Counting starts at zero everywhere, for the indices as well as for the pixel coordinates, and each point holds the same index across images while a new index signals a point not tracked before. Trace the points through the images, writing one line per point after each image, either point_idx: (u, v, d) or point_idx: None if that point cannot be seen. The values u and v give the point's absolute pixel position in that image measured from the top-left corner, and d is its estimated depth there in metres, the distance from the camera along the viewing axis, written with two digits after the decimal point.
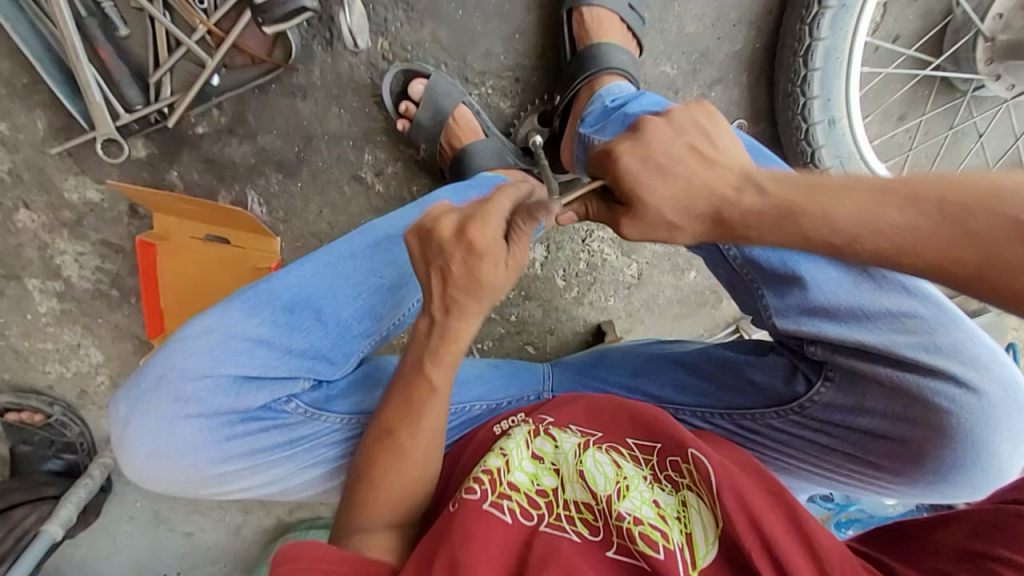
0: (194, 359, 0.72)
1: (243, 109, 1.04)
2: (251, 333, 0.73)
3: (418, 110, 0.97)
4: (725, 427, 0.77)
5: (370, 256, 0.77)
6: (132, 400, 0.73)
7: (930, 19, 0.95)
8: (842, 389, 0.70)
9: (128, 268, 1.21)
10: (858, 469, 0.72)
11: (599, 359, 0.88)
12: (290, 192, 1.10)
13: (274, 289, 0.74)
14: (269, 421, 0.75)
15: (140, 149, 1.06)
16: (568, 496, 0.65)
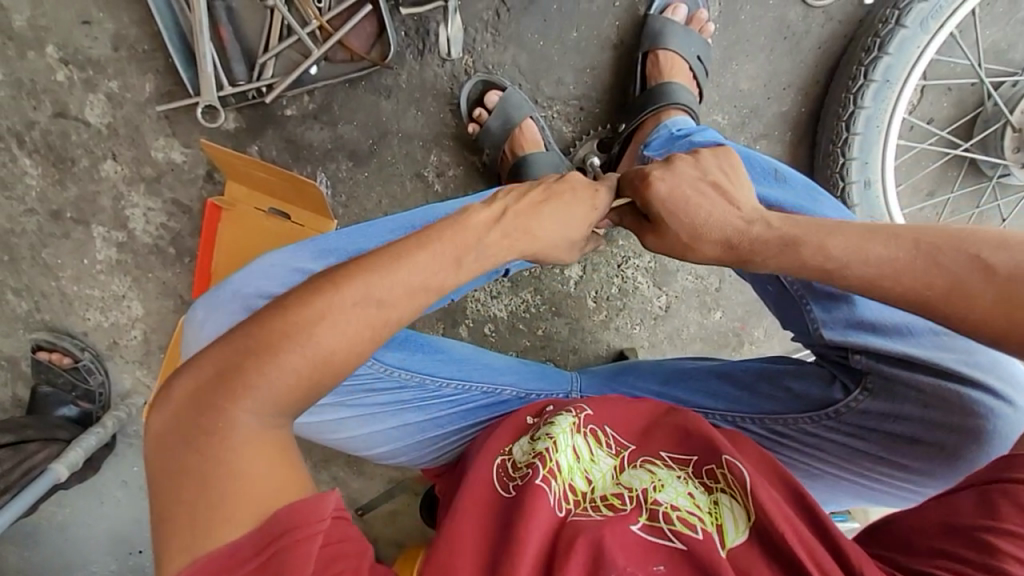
0: (271, 281, 0.78)
1: (331, 99, 1.14)
2: (321, 271, 0.79)
3: (490, 118, 1.07)
4: (756, 431, 0.82)
5: (434, 229, 0.84)
6: (208, 306, 0.79)
7: (961, 108, 1.04)
8: (881, 398, 0.75)
9: (190, 229, 1.28)
10: (888, 471, 0.78)
11: (626, 370, 0.94)
12: (356, 179, 1.19)
13: (346, 240, 0.81)
14: None
15: (230, 122, 1.16)
16: (601, 490, 0.71)
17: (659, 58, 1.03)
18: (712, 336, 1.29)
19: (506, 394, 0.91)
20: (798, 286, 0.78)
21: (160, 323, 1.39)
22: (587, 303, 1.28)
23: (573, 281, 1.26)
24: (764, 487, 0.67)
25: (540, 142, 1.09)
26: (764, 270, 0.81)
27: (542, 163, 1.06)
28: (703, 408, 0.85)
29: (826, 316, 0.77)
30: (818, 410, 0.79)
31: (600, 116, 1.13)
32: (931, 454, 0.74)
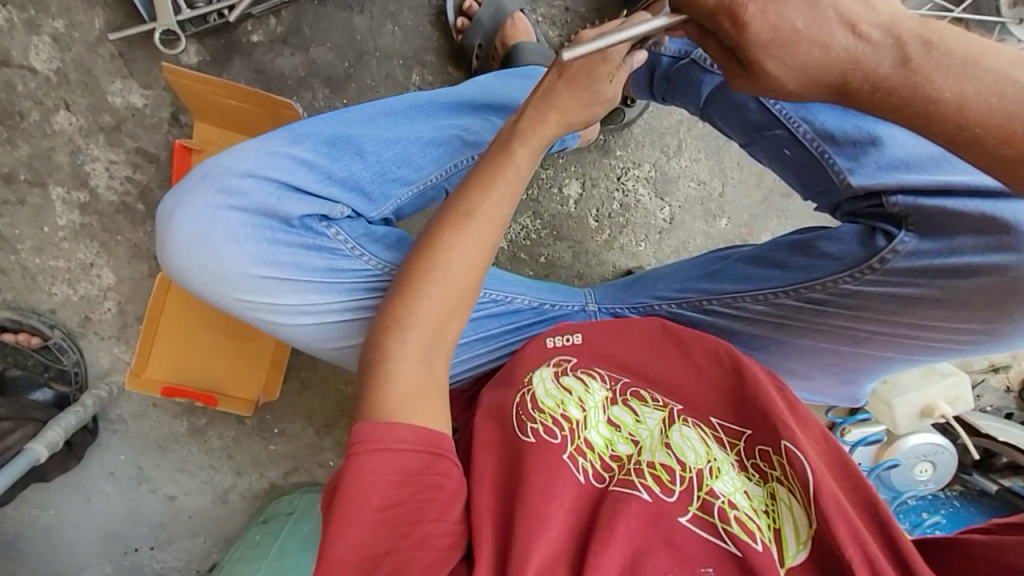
0: (243, 160, 0.72)
1: (300, 20, 1.07)
2: (296, 151, 0.73)
3: (479, 9, 1.02)
4: (789, 304, 0.78)
5: (415, 112, 0.79)
6: (179, 191, 0.74)
7: None
8: (927, 237, 0.70)
9: (158, 181, 1.19)
10: (940, 318, 0.71)
11: (642, 278, 0.91)
12: (334, 108, 1.12)
13: (322, 122, 0.75)
14: (306, 239, 0.73)
15: (192, 54, 1.08)
16: (647, 458, 0.68)
17: None
18: (719, 246, 1.25)
19: (518, 304, 0.87)
20: (819, 140, 0.76)
21: (136, 291, 1.29)
22: (589, 223, 1.23)
23: (572, 200, 1.21)
24: (830, 486, 0.62)
25: (531, 34, 1.02)
26: (782, 133, 0.79)
27: (532, 52, 0.98)
28: (727, 292, 0.81)
29: (853, 163, 0.75)
30: (860, 264, 0.73)
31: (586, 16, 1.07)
32: (991, 288, 0.67)
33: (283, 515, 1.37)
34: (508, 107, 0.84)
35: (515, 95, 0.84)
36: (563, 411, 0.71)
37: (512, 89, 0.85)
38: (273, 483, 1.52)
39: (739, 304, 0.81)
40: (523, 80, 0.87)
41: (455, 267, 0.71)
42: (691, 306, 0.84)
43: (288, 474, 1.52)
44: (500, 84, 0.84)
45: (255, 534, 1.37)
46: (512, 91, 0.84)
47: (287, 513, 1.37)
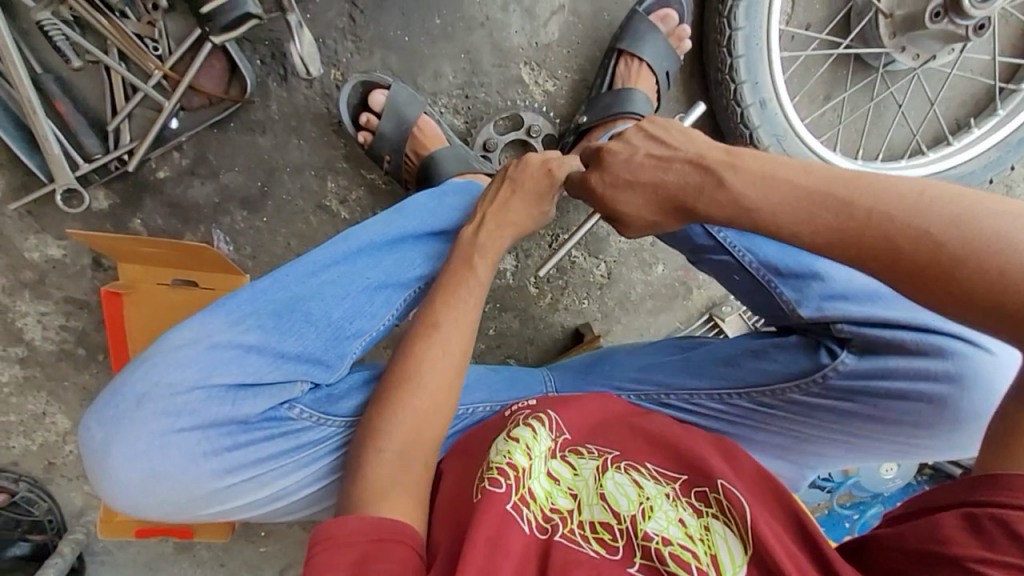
0: (181, 372, 0.70)
1: (204, 149, 1.05)
2: (240, 339, 0.71)
3: (380, 121, 0.99)
4: (743, 405, 0.77)
5: (353, 260, 0.77)
6: (117, 418, 0.71)
7: (833, 6, 1.04)
8: (865, 357, 0.70)
9: (94, 323, 1.18)
10: (885, 430, 0.72)
11: (602, 360, 0.90)
12: (256, 227, 1.12)
13: (259, 298, 0.73)
14: (270, 429, 0.72)
15: (101, 199, 1.07)
16: (585, 517, 0.65)
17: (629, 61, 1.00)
18: (660, 290, 1.28)
19: (480, 411, 0.84)
20: (764, 270, 0.74)
21: None
22: (529, 291, 1.24)
23: (509, 272, 1.22)
24: (764, 519, 0.62)
25: (440, 137, 1.02)
26: (726, 259, 0.76)
27: (449, 158, 0.99)
28: (687, 388, 0.79)
29: (798, 294, 0.73)
30: (805, 377, 0.73)
31: (488, 100, 1.06)
32: (923, 412, 0.69)
33: None
34: (450, 228, 0.83)
35: (455, 215, 0.84)
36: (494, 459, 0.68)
37: (451, 209, 0.84)
38: None
39: (701, 401, 0.79)
40: (460, 195, 0.87)
41: (438, 360, 0.72)
42: (648, 397, 0.81)
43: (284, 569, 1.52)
44: (434, 204, 0.83)
45: None
46: (450, 210, 0.84)
47: None
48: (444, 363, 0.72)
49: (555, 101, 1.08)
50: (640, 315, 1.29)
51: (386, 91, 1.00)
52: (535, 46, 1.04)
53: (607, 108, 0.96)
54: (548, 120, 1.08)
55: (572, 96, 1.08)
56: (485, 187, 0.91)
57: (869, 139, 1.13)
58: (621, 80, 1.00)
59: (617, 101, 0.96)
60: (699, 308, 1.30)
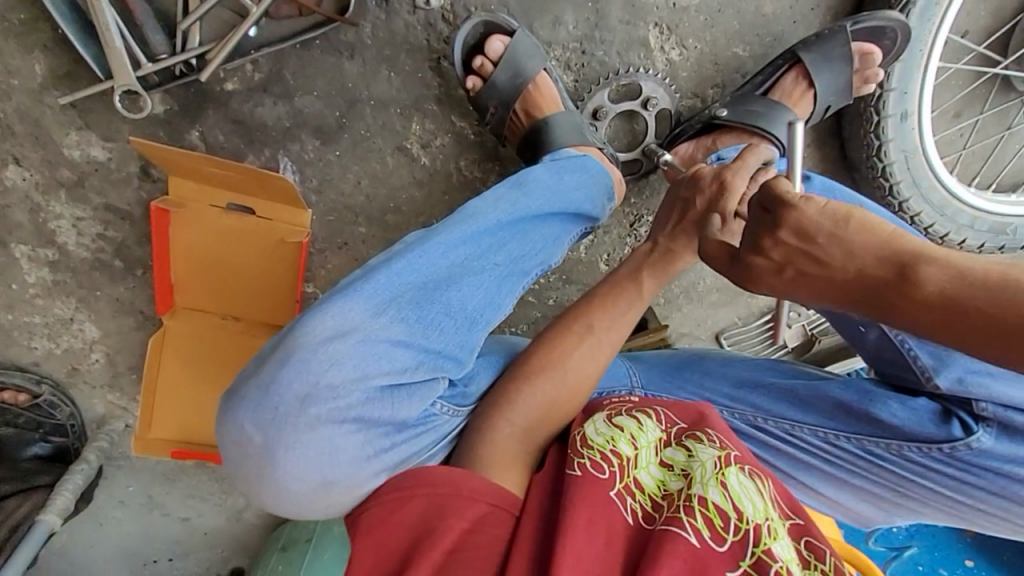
0: (339, 374, 0.64)
1: (281, 66, 0.94)
2: (388, 334, 0.66)
3: (496, 70, 0.91)
4: (850, 450, 0.75)
5: (484, 240, 0.74)
6: (275, 426, 0.64)
7: (999, 16, 0.95)
8: (1001, 438, 0.68)
9: (135, 237, 1.09)
10: (994, 509, 0.70)
11: (693, 364, 0.87)
12: (326, 160, 1.02)
13: (397, 282, 0.68)
14: (422, 425, 0.70)
15: (157, 103, 0.95)
16: (698, 493, 0.61)
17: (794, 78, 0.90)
18: (727, 285, 1.25)
19: None
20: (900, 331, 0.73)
21: (124, 344, 1.22)
22: (599, 267, 1.18)
23: (583, 246, 1.16)
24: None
25: (557, 99, 0.93)
26: None
27: (563, 125, 0.91)
28: (789, 420, 0.78)
29: (936, 360, 0.73)
30: (930, 442, 0.70)
31: (606, 61, 0.96)
32: None
33: (301, 544, 1.37)
34: (567, 212, 0.81)
35: (572, 198, 0.82)
36: (613, 446, 0.66)
37: (572, 190, 0.82)
38: None
39: (804, 435, 0.77)
40: (576, 173, 0.84)
41: (584, 360, 0.75)
42: (743, 418, 0.81)
43: None
44: (558, 182, 0.81)
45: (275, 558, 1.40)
46: (568, 190, 0.81)
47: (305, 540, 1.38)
48: (582, 365, 0.75)
49: (676, 72, 0.97)
50: (702, 306, 1.26)
51: (508, 40, 0.91)
52: (671, 8, 0.93)
53: (749, 118, 0.89)
54: (668, 94, 0.98)
55: (696, 70, 0.97)
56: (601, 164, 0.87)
57: (987, 167, 1.08)
58: (778, 93, 0.91)
59: (765, 115, 0.89)
60: (760, 307, 1.28)
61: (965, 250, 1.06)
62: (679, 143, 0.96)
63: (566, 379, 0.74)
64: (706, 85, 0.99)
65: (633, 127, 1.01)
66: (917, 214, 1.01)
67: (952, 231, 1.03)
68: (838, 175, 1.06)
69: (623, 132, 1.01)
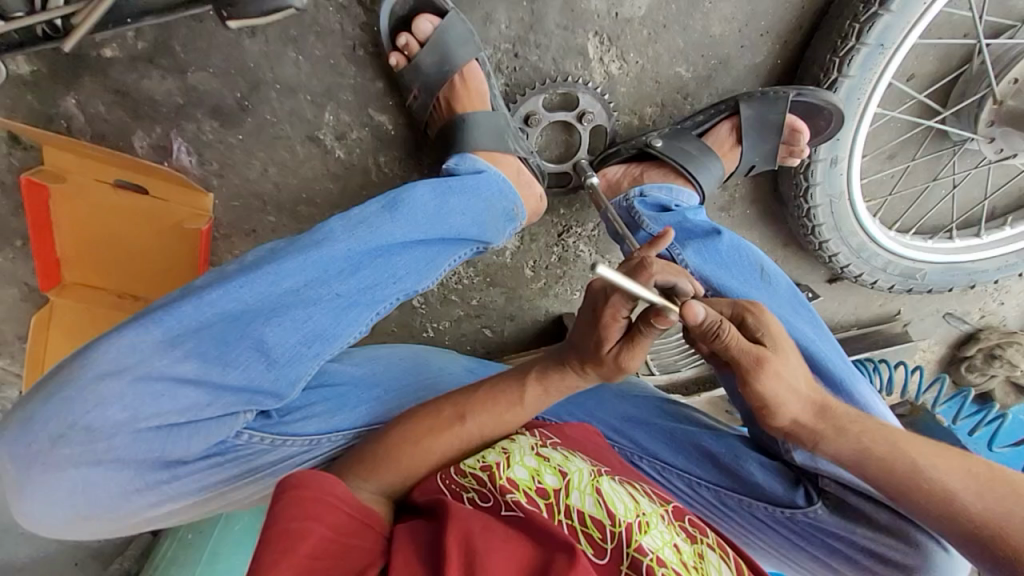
0: (103, 411, 0.58)
1: (169, 35, 0.82)
2: (174, 371, 0.59)
3: (421, 50, 0.80)
4: (706, 498, 0.77)
5: (323, 270, 0.64)
6: (26, 458, 0.59)
7: (946, 64, 0.91)
8: (836, 514, 0.70)
9: (10, 206, 0.98)
10: (815, 568, 0.74)
11: (591, 394, 0.85)
12: (227, 143, 0.92)
13: (194, 318, 0.60)
14: (221, 459, 0.63)
15: (20, 63, 0.83)
16: (575, 504, 0.58)
17: (732, 125, 0.86)
18: None
19: None
20: None
21: (11, 314, 1.13)
22: (524, 272, 1.16)
23: (509, 251, 1.12)
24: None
25: (485, 97, 0.83)
26: (735, 373, 0.74)
27: (485, 127, 0.82)
28: (662, 460, 0.79)
29: (796, 435, 0.71)
30: (772, 504, 0.73)
31: (540, 67, 0.88)
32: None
33: (214, 513, 1.37)
34: (445, 236, 0.72)
35: (456, 222, 0.73)
36: (480, 460, 0.62)
37: (452, 214, 0.73)
38: None
39: (672, 478, 0.78)
40: (466, 196, 0.75)
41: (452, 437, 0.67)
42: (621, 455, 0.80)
43: None
44: (439, 204, 0.72)
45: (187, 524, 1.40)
46: (451, 215, 0.73)
47: (219, 510, 1.38)
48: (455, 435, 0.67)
49: (615, 87, 0.91)
50: None
51: (438, 21, 0.80)
52: (614, 18, 0.85)
53: (682, 158, 0.85)
54: (605, 111, 0.91)
55: (636, 86, 0.91)
56: (503, 182, 0.79)
57: (911, 210, 1.08)
58: (712, 139, 0.87)
59: (697, 158, 0.85)
60: None
61: (875, 288, 1.09)
62: (608, 166, 0.91)
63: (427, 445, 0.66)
64: (645, 103, 0.92)
65: (568, 138, 0.95)
66: (834, 254, 1.02)
67: (865, 272, 1.05)
68: (769, 206, 1.04)
69: (555, 143, 0.95)
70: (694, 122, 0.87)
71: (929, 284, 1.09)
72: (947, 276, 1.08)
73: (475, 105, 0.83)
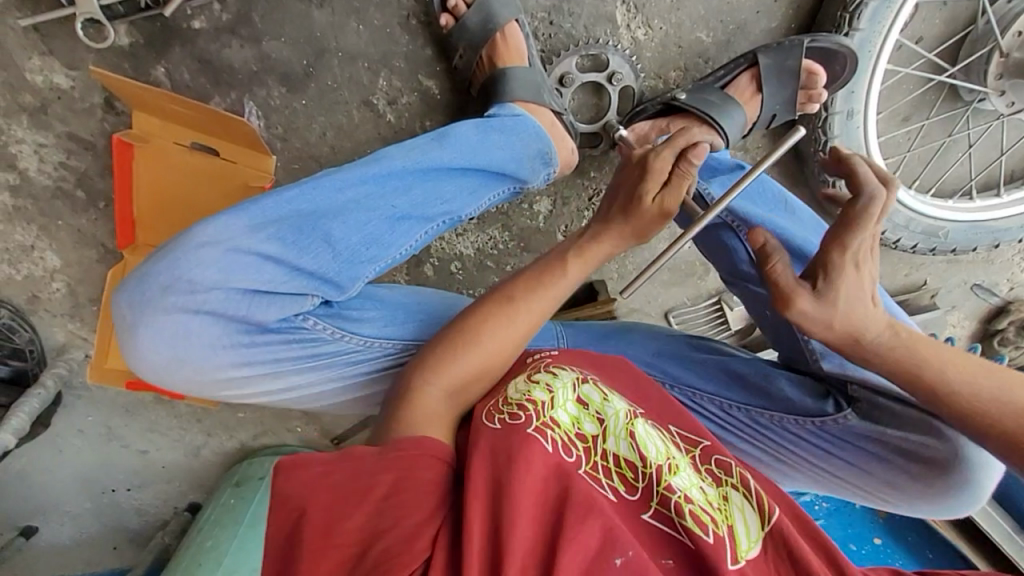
0: (200, 271, 0.68)
1: (249, 8, 0.95)
2: (258, 248, 0.68)
3: (467, 11, 0.91)
4: (739, 419, 0.79)
5: (385, 183, 0.74)
6: (140, 305, 0.70)
7: (953, 26, 0.98)
8: (866, 419, 0.73)
9: (98, 169, 1.10)
10: (854, 482, 0.76)
11: (621, 334, 0.90)
12: (292, 108, 1.03)
13: (279, 205, 0.70)
14: (290, 337, 0.72)
15: (122, 35, 0.95)
16: (610, 448, 0.62)
17: (753, 77, 0.93)
18: (679, 266, 1.29)
19: None
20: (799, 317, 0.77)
21: (86, 276, 1.23)
22: (556, 238, 1.22)
23: (542, 216, 1.20)
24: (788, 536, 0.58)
25: (523, 53, 0.93)
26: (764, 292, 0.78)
27: (522, 79, 0.91)
28: (693, 387, 0.81)
29: (825, 346, 0.76)
30: (803, 415, 0.76)
31: (573, 33, 0.98)
32: (906, 481, 0.73)
33: (255, 480, 1.43)
34: (487, 169, 0.81)
35: (497, 156, 0.81)
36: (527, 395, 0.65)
37: (495, 149, 0.81)
38: (243, 442, 1.58)
39: (703, 403, 0.81)
40: (507, 135, 0.83)
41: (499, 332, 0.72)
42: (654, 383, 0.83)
43: (257, 435, 1.58)
44: (484, 139, 0.81)
45: (226, 496, 1.44)
46: (493, 151, 0.81)
47: (259, 477, 1.42)
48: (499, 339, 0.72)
49: (641, 51, 1.00)
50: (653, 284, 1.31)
51: None
52: None
53: (705, 106, 0.91)
54: (633, 72, 1.00)
55: (661, 50, 1.00)
56: (539, 128, 0.86)
57: (929, 171, 1.13)
58: (734, 90, 0.94)
59: (718, 106, 0.91)
60: (710, 290, 1.33)
61: (899, 248, 1.12)
62: (637, 121, 0.98)
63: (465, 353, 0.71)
64: (669, 67, 1.01)
65: (598, 101, 1.03)
66: None
67: (887, 229, 1.08)
68: (790, 166, 1.10)
69: (587, 106, 1.04)
70: (719, 77, 0.94)
71: (953, 243, 1.11)
72: (970, 235, 1.10)
73: (514, 61, 0.93)
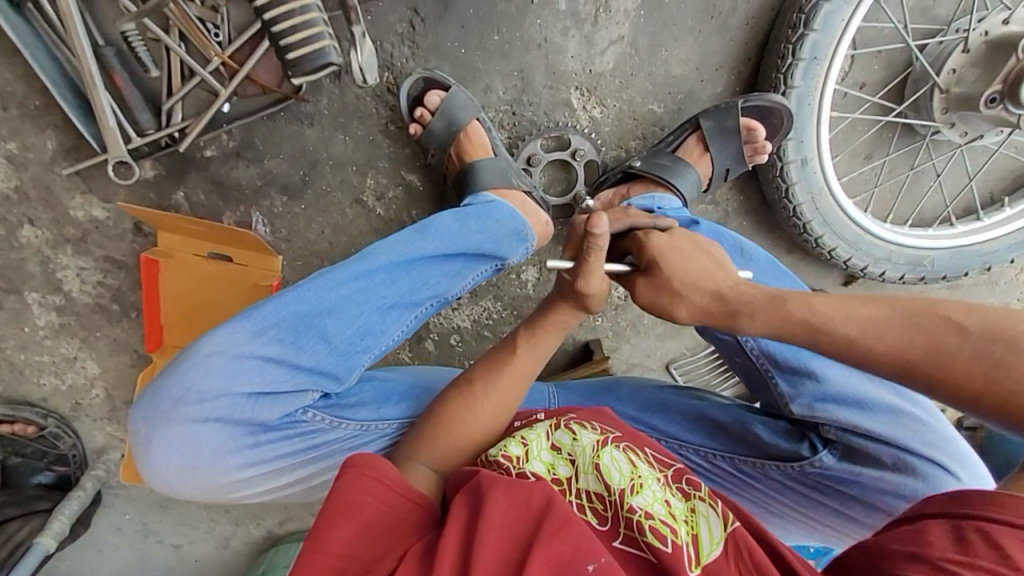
0: (208, 380, 0.76)
1: (252, 134, 1.09)
2: (261, 353, 0.76)
3: (433, 119, 1.01)
4: (723, 468, 0.81)
5: (370, 280, 0.81)
6: (155, 415, 0.78)
7: (892, 69, 1.04)
8: (841, 459, 0.76)
9: (130, 283, 1.24)
10: (834, 523, 0.78)
11: (608, 391, 0.90)
12: (293, 213, 1.15)
13: (278, 311, 0.78)
14: (291, 431, 0.80)
15: (147, 169, 1.11)
16: (582, 485, 0.64)
17: (699, 140, 1.01)
18: None
19: None
20: (763, 358, 0.79)
21: (122, 380, 1.34)
22: None
23: (530, 284, 1.26)
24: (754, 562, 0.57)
25: (487, 146, 1.03)
26: (729, 339, 0.80)
27: (490, 164, 1.01)
28: (678, 439, 0.82)
29: (792, 390, 0.77)
30: (782, 460, 0.78)
31: (535, 120, 1.08)
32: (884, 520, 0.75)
33: (280, 569, 1.44)
34: (465, 254, 0.88)
35: (473, 240, 0.88)
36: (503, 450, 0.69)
37: (472, 234, 0.88)
38: (270, 530, 1.60)
39: (687, 453, 0.82)
40: (480, 221, 0.90)
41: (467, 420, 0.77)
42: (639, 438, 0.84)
43: (282, 521, 1.60)
44: (458, 225, 0.88)
45: None
46: (469, 235, 0.88)
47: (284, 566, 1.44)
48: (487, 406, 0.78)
49: (600, 127, 1.08)
50: (650, 338, 1.32)
51: (444, 93, 1.01)
52: (589, 73, 1.05)
53: (660, 170, 0.98)
54: (595, 147, 1.08)
55: (617, 124, 1.08)
56: (511, 209, 0.94)
57: (902, 202, 1.15)
58: (683, 153, 1.01)
59: (672, 168, 0.99)
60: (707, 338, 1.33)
61: (886, 280, 1.12)
62: (602, 190, 1.06)
63: (445, 431, 0.77)
64: (628, 138, 1.09)
65: (567, 175, 1.11)
66: (833, 249, 1.08)
67: (869, 263, 1.09)
68: (761, 214, 1.14)
69: (558, 180, 1.12)
70: (669, 142, 1.03)
71: (941, 270, 1.11)
72: (958, 261, 1.10)
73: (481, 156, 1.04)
